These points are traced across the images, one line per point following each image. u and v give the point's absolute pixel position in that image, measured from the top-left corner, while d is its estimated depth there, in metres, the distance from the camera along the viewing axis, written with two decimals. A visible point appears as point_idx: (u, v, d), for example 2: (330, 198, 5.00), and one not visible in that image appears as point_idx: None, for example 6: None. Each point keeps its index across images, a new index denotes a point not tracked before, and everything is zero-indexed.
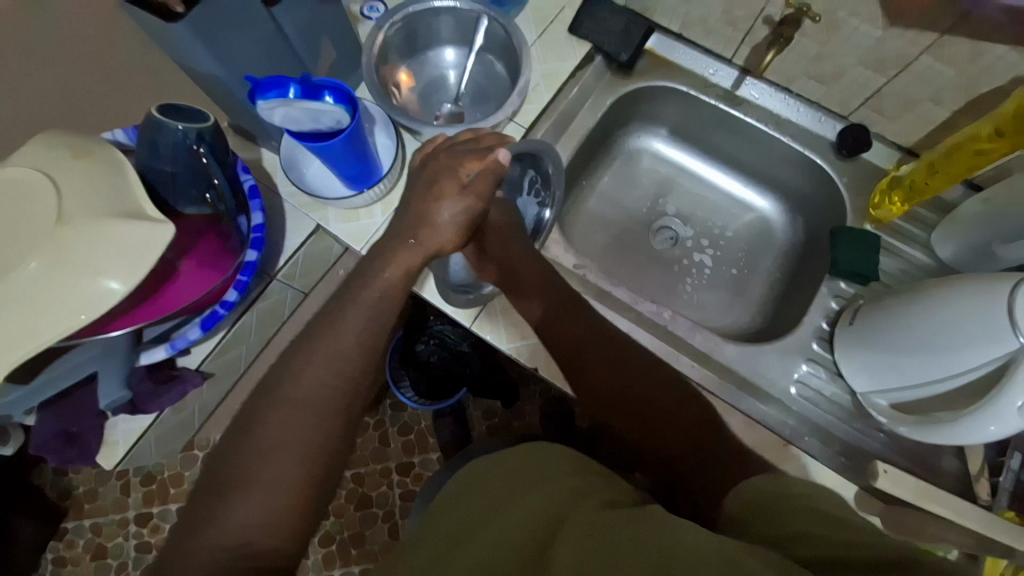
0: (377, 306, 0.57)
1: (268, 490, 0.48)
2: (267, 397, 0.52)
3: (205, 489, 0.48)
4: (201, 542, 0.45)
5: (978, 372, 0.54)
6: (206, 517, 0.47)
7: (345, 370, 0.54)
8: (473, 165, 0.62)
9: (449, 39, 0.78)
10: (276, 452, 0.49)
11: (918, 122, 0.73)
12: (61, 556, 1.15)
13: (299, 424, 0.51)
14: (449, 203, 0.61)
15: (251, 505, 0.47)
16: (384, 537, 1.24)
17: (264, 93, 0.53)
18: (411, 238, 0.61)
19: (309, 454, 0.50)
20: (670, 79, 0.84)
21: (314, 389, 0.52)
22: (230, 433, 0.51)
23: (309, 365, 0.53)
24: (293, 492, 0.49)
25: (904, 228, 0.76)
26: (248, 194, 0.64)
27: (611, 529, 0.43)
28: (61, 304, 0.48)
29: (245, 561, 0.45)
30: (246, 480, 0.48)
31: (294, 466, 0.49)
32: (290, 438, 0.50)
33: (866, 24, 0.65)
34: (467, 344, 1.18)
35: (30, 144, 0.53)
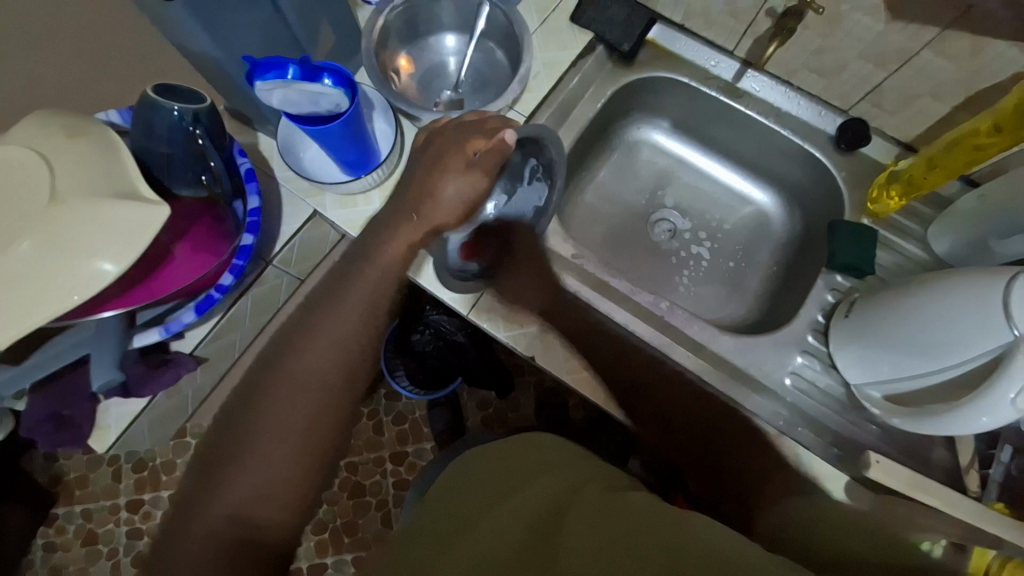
0: (377, 295, 0.59)
1: (270, 463, 0.49)
2: (272, 372, 0.53)
3: (209, 462, 0.49)
4: (207, 513, 0.46)
5: (968, 365, 0.54)
6: (206, 492, 0.48)
7: (348, 350, 0.55)
8: (479, 143, 0.61)
9: (449, 25, 0.77)
10: (277, 426, 0.50)
11: (918, 117, 0.73)
12: (52, 542, 1.15)
13: (301, 398, 0.52)
14: (454, 179, 0.61)
15: (254, 476, 0.48)
16: (377, 526, 1.24)
17: (262, 73, 0.52)
18: (413, 213, 0.61)
19: (311, 428, 0.51)
20: (671, 71, 0.84)
21: (317, 366, 0.54)
22: (232, 409, 0.52)
23: (313, 342, 0.55)
24: (291, 470, 0.50)
25: (900, 223, 0.77)
26: (245, 178, 0.63)
27: (614, 512, 0.45)
28: (53, 285, 0.47)
29: (243, 534, 0.46)
30: (249, 453, 0.49)
31: (296, 439, 0.50)
32: (292, 413, 0.51)
33: (869, 17, 0.64)
34: (462, 334, 1.13)
35: (26, 120, 0.52)
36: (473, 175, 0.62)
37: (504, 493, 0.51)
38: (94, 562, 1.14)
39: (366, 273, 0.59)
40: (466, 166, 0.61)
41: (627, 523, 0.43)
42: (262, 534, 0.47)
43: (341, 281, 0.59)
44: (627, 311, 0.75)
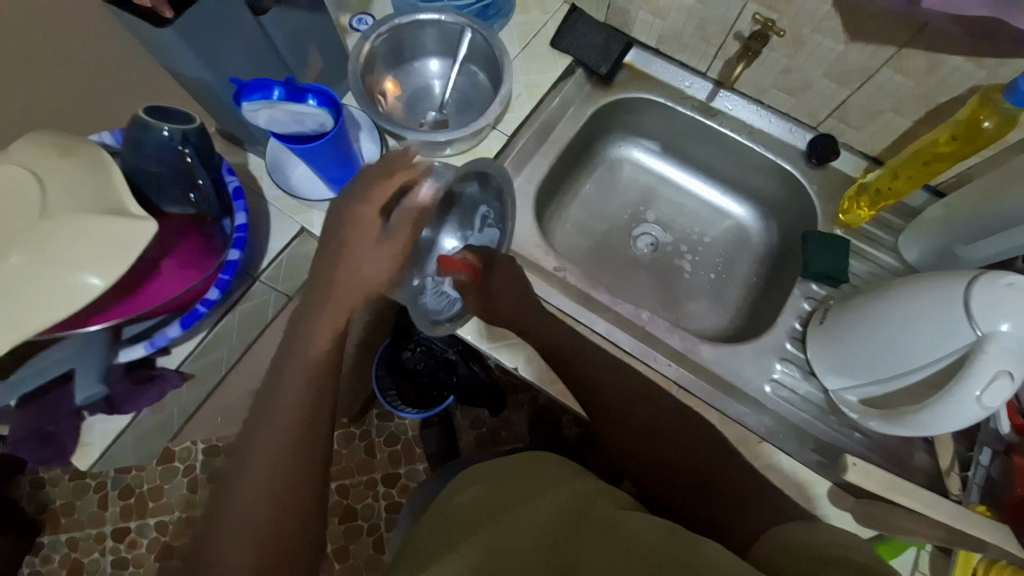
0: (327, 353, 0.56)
1: (243, 534, 0.46)
2: (244, 436, 0.52)
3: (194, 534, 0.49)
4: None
5: (933, 369, 0.56)
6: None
7: (313, 403, 0.53)
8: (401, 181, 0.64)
9: (434, 51, 0.81)
10: (247, 487, 0.48)
11: (882, 131, 0.76)
12: (36, 572, 1.12)
13: (264, 461, 0.49)
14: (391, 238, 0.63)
15: (230, 548, 0.46)
16: (369, 551, 1.22)
17: (249, 95, 0.55)
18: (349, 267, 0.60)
19: (276, 493, 0.48)
20: (649, 91, 0.87)
21: (279, 425, 0.51)
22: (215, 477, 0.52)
23: (276, 400, 0.52)
24: (270, 534, 0.46)
25: (873, 233, 0.79)
26: (233, 196, 0.64)
27: (622, 531, 0.47)
28: (38, 299, 0.48)
29: None
30: (222, 522, 0.47)
31: (265, 503, 0.47)
32: (259, 475, 0.49)
33: (829, 39, 0.68)
34: (454, 352, 1.13)
35: (19, 142, 0.54)
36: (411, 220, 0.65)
37: (521, 505, 0.54)
38: None
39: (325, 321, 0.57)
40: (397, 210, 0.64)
41: (637, 543, 0.45)
42: None
43: (297, 331, 0.57)
44: (610, 321, 0.77)
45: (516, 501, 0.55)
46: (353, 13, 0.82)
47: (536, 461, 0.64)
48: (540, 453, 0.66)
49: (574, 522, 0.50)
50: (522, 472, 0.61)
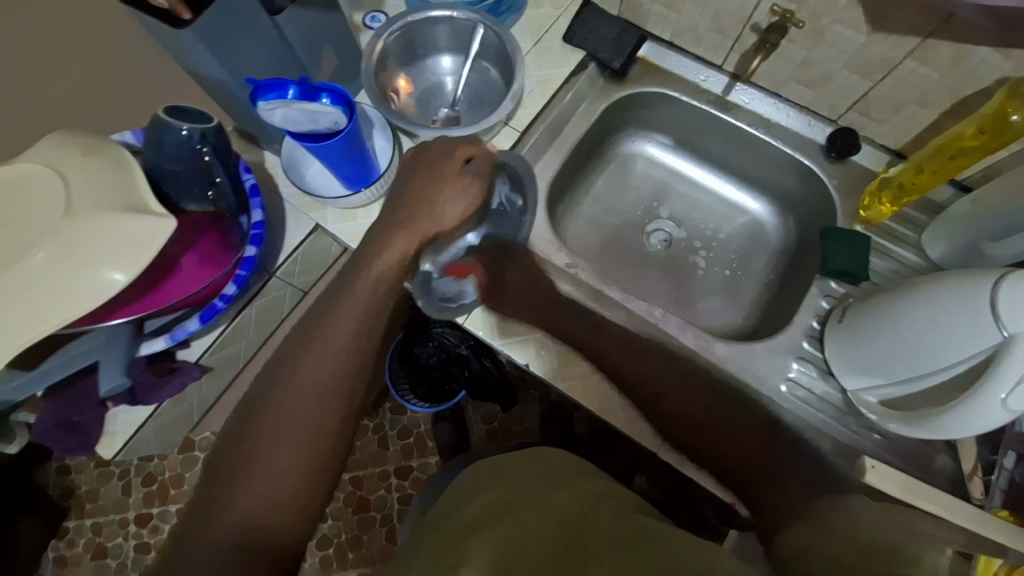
0: (391, 283, 0.60)
1: (276, 469, 0.48)
2: (275, 380, 0.52)
3: (206, 481, 0.48)
4: (198, 548, 0.44)
5: (957, 371, 0.54)
6: (212, 503, 0.47)
7: (354, 359, 0.55)
8: (467, 150, 0.65)
9: (446, 47, 0.81)
10: (280, 432, 0.49)
11: (906, 125, 0.74)
12: (61, 555, 1.15)
13: (316, 365, 0.53)
14: (448, 182, 0.64)
15: (272, 440, 0.49)
16: (382, 541, 1.24)
17: (264, 94, 0.56)
18: (406, 220, 0.63)
19: (330, 395, 0.52)
20: (663, 85, 0.86)
21: (323, 371, 0.53)
22: (236, 429, 0.50)
23: (329, 323, 0.55)
24: (299, 465, 0.49)
25: (894, 230, 0.77)
26: (249, 193, 0.66)
27: (636, 541, 0.46)
28: (65, 294, 0.50)
29: (251, 544, 0.45)
30: (253, 461, 0.48)
31: (301, 445, 0.49)
32: (312, 376, 0.52)
33: (851, 29, 0.66)
34: (466, 347, 1.15)
35: (44, 141, 0.55)
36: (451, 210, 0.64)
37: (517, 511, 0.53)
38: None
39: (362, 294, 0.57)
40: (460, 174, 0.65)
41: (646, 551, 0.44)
42: (272, 539, 0.46)
43: (339, 296, 0.57)
44: (622, 318, 0.76)
45: (506, 506, 0.54)
46: (366, 10, 0.82)
47: (521, 465, 0.62)
48: (536, 453, 0.65)
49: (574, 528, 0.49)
50: (509, 476, 0.60)
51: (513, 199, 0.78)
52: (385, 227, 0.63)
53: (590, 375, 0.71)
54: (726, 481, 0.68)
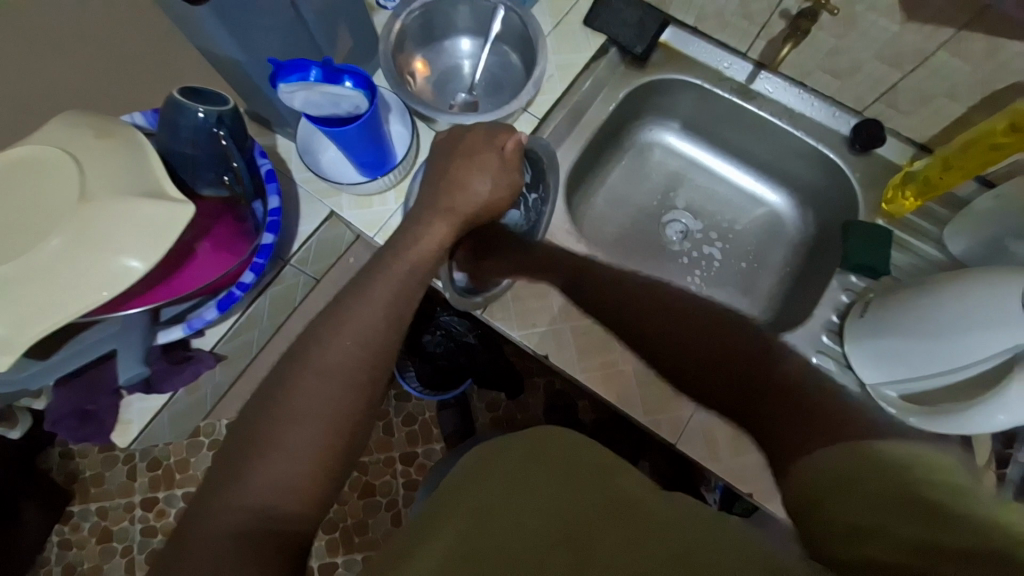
0: (421, 271, 0.59)
1: (294, 452, 0.46)
2: (294, 364, 0.51)
3: (218, 467, 0.46)
4: (205, 535, 0.41)
5: (987, 363, 0.54)
6: (226, 483, 0.44)
7: (378, 346, 0.53)
8: (507, 139, 0.63)
9: (465, 29, 0.78)
10: (303, 417, 0.48)
11: (933, 117, 0.73)
12: (66, 539, 1.15)
13: (340, 347, 0.52)
14: (490, 175, 0.62)
15: (289, 421, 0.47)
16: (387, 527, 1.25)
17: (286, 76, 0.53)
18: (448, 207, 0.62)
19: (354, 377, 0.51)
20: (685, 72, 0.84)
21: (348, 356, 0.52)
22: (247, 418, 0.48)
23: (352, 310, 0.54)
24: (319, 449, 0.47)
25: (916, 224, 0.76)
26: (265, 178, 0.64)
27: (638, 514, 0.43)
28: (82, 282, 0.48)
29: (263, 524, 0.43)
30: (269, 447, 0.46)
31: (322, 428, 0.48)
32: (337, 357, 0.51)
33: (884, 18, 0.64)
34: (473, 335, 1.17)
35: (52, 122, 0.53)
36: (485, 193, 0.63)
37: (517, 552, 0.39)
38: (108, 559, 1.14)
39: (390, 277, 0.57)
40: (498, 160, 0.63)
41: (648, 528, 0.41)
42: (282, 522, 0.44)
43: (362, 282, 0.56)
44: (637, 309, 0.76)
45: (504, 535, 0.41)
46: None
47: (515, 462, 0.48)
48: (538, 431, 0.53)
49: (560, 535, 0.41)
50: (506, 482, 0.45)
51: (535, 184, 0.76)
52: (421, 215, 0.62)
53: (610, 366, 0.71)
54: (742, 473, 0.68)
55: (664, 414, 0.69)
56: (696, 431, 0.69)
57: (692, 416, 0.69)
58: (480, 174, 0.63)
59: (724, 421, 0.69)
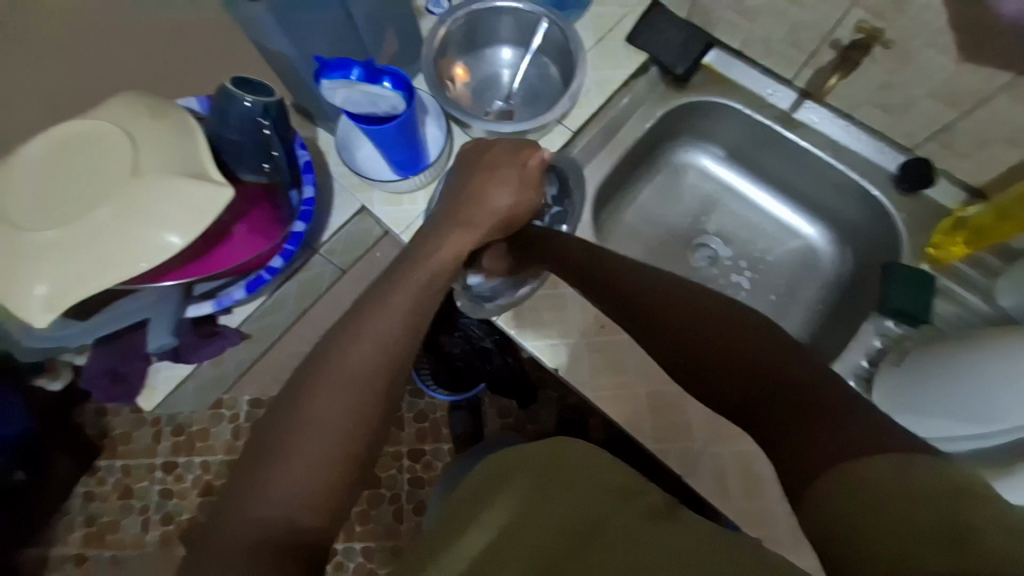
0: (439, 275, 0.60)
1: (313, 460, 0.46)
2: (315, 371, 0.51)
3: (239, 473, 0.46)
4: (224, 541, 0.41)
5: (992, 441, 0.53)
6: (246, 490, 0.44)
7: (394, 348, 0.53)
8: (531, 155, 0.64)
9: (508, 39, 0.79)
10: (322, 425, 0.48)
11: (989, 162, 0.69)
12: (90, 491, 1.18)
13: (359, 353, 0.52)
14: (509, 191, 0.64)
15: (308, 429, 0.47)
16: (390, 520, 1.26)
17: (329, 73, 0.56)
18: (466, 221, 0.63)
19: (373, 384, 0.51)
20: (726, 96, 0.83)
21: (366, 364, 0.51)
22: (268, 423, 0.49)
23: (373, 312, 0.55)
24: (337, 458, 0.47)
25: (965, 274, 0.70)
26: (303, 169, 0.67)
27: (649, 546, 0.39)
28: (124, 253, 0.51)
29: (281, 533, 0.42)
30: (288, 455, 0.46)
31: (341, 436, 0.48)
32: (356, 364, 0.51)
33: (941, 56, 0.61)
34: (491, 339, 1.17)
35: (114, 102, 0.57)
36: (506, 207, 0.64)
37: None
38: (126, 514, 1.17)
39: (410, 276, 0.58)
40: (519, 176, 0.64)
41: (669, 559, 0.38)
42: (297, 532, 0.43)
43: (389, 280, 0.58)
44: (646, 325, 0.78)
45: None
46: None
47: (528, 484, 0.40)
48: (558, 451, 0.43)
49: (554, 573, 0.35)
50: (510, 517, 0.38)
51: (558, 201, 0.76)
52: (445, 220, 0.63)
53: (622, 386, 0.70)
54: (750, 512, 0.65)
55: (672, 442, 0.68)
56: (702, 463, 0.67)
57: (700, 448, 0.67)
58: (500, 190, 0.64)
59: (734, 456, 0.67)
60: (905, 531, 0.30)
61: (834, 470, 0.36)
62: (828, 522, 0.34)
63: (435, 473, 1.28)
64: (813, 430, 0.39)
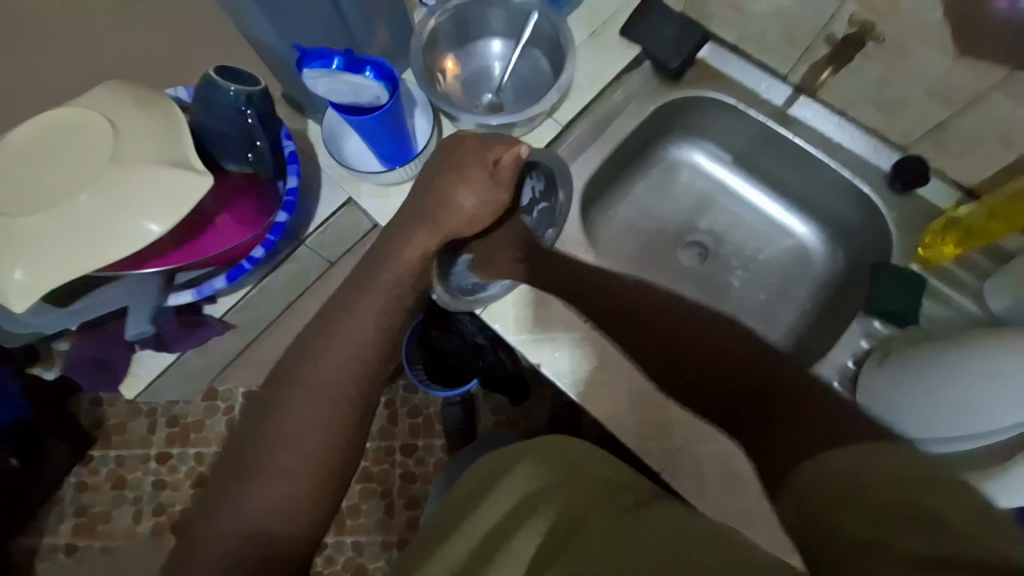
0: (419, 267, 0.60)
1: (290, 474, 0.46)
2: (290, 380, 0.51)
3: (219, 489, 0.47)
4: (207, 558, 0.42)
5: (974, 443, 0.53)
6: (224, 507, 0.45)
7: (370, 347, 0.54)
8: (501, 151, 0.62)
9: (499, 31, 0.79)
10: (297, 438, 0.48)
11: (982, 162, 0.67)
12: (82, 481, 1.19)
13: (333, 361, 0.52)
14: (475, 190, 0.63)
15: (284, 441, 0.48)
16: (381, 514, 1.26)
17: (310, 62, 0.56)
18: (431, 219, 0.63)
19: (348, 392, 0.51)
20: (719, 92, 0.82)
21: (338, 372, 0.52)
22: (246, 436, 0.49)
23: (347, 317, 0.55)
24: (316, 470, 0.47)
25: (955, 274, 0.70)
26: (287, 159, 0.66)
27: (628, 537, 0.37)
28: (101, 239, 0.51)
29: (262, 548, 0.43)
30: (265, 469, 0.46)
31: (317, 447, 0.48)
32: (330, 374, 0.52)
33: (935, 52, 0.60)
34: (484, 338, 1.16)
35: (99, 89, 0.57)
36: (472, 208, 0.64)
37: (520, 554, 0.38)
38: (118, 505, 1.18)
39: (387, 270, 0.59)
40: (488, 176, 0.63)
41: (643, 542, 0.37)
42: (277, 545, 0.44)
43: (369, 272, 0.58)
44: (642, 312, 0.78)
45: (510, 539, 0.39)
46: None
47: (526, 472, 0.44)
48: (534, 443, 0.48)
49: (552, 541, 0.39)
50: (516, 494, 0.43)
51: (544, 195, 0.76)
52: (420, 214, 0.63)
53: (604, 383, 0.69)
54: (732, 511, 0.65)
55: (654, 440, 0.67)
56: (684, 461, 0.66)
57: (682, 446, 0.67)
58: (467, 190, 0.63)
59: (717, 455, 0.66)
60: (878, 518, 0.33)
61: (825, 472, 0.38)
62: (812, 512, 0.37)
63: (427, 469, 1.28)
64: (799, 432, 0.43)
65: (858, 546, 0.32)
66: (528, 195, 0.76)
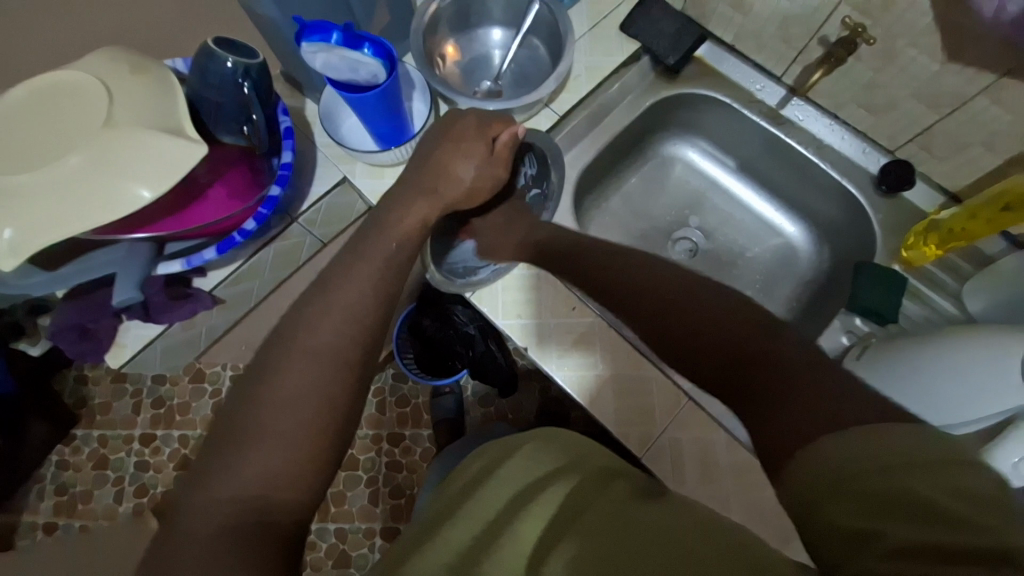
0: (411, 245, 0.60)
1: (286, 438, 0.44)
2: (280, 345, 0.49)
3: (207, 454, 0.44)
4: (197, 524, 0.40)
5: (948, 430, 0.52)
6: (213, 472, 0.42)
7: (360, 322, 0.52)
8: (500, 129, 0.67)
9: (500, 20, 0.80)
10: (293, 403, 0.46)
11: (967, 166, 0.69)
12: (64, 460, 1.17)
13: (329, 325, 0.50)
14: (474, 162, 0.66)
15: (278, 405, 0.45)
16: (364, 501, 1.26)
17: (309, 35, 0.55)
18: (429, 189, 0.64)
19: (345, 356, 0.49)
20: (714, 89, 0.83)
21: (336, 336, 0.50)
22: (234, 402, 0.46)
23: (340, 285, 0.53)
24: (312, 436, 0.45)
25: (935, 275, 0.72)
26: (283, 135, 0.67)
27: (627, 526, 0.37)
28: (90, 201, 0.51)
29: (257, 513, 0.41)
30: (259, 433, 0.44)
31: (315, 412, 0.46)
32: (326, 338, 0.50)
33: (925, 55, 0.62)
34: (473, 326, 1.15)
35: (96, 54, 0.57)
36: (469, 182, 0.66)
37: (519, 546, 0.38)
38: (99, 485, 1.16)
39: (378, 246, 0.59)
40: (486, 154, 0.66)
41: (649, 527, 0.37)
42: (272, 511, 0.42)
43: (359, 247, 0.58)
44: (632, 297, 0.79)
45: (509, 531, 0.39)
46: None
47: (526, 462, 0.44)
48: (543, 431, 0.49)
49: (563, 520, 0.39)
50: (513, 485, 0.42)
51: (536, 183, 0.77)
52: (410, 192, 0.64)
53: (588, 367, 0.70)
54: (710, 498, 0.66)
55: (636, 426, 0.68)
56: (664, 448, 0.67)
57: (663, 432, 0.68)
58: (467, 163, 0.66)
59: (697, 442, 0.67)
60: (874, 506, 0.31)
61: (812, 450, 0.35)
62: (807, 503, 0.33)
63: (414, 458, 1.28)
64: None
65: (852, 537, 0.31)
66: (522, 181, 0.77)
